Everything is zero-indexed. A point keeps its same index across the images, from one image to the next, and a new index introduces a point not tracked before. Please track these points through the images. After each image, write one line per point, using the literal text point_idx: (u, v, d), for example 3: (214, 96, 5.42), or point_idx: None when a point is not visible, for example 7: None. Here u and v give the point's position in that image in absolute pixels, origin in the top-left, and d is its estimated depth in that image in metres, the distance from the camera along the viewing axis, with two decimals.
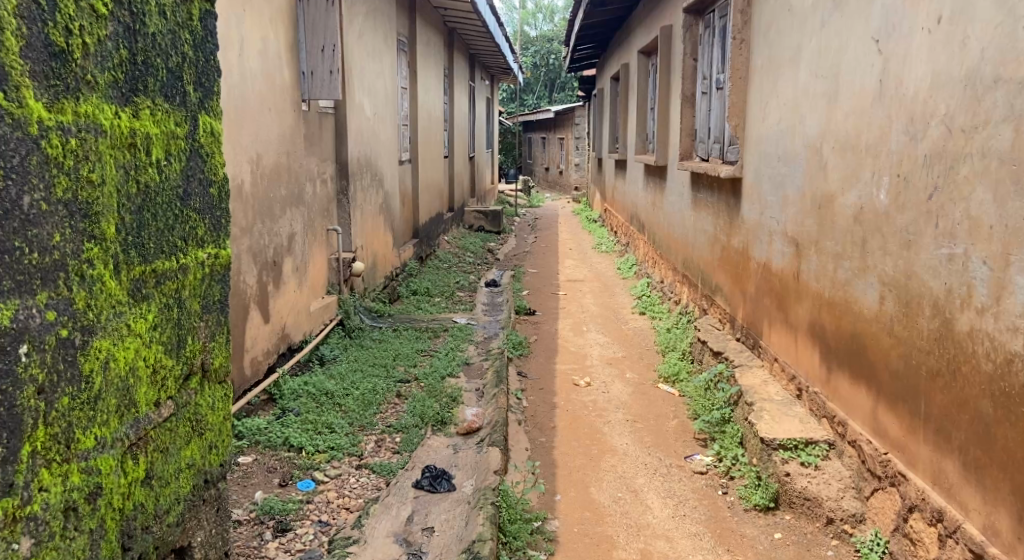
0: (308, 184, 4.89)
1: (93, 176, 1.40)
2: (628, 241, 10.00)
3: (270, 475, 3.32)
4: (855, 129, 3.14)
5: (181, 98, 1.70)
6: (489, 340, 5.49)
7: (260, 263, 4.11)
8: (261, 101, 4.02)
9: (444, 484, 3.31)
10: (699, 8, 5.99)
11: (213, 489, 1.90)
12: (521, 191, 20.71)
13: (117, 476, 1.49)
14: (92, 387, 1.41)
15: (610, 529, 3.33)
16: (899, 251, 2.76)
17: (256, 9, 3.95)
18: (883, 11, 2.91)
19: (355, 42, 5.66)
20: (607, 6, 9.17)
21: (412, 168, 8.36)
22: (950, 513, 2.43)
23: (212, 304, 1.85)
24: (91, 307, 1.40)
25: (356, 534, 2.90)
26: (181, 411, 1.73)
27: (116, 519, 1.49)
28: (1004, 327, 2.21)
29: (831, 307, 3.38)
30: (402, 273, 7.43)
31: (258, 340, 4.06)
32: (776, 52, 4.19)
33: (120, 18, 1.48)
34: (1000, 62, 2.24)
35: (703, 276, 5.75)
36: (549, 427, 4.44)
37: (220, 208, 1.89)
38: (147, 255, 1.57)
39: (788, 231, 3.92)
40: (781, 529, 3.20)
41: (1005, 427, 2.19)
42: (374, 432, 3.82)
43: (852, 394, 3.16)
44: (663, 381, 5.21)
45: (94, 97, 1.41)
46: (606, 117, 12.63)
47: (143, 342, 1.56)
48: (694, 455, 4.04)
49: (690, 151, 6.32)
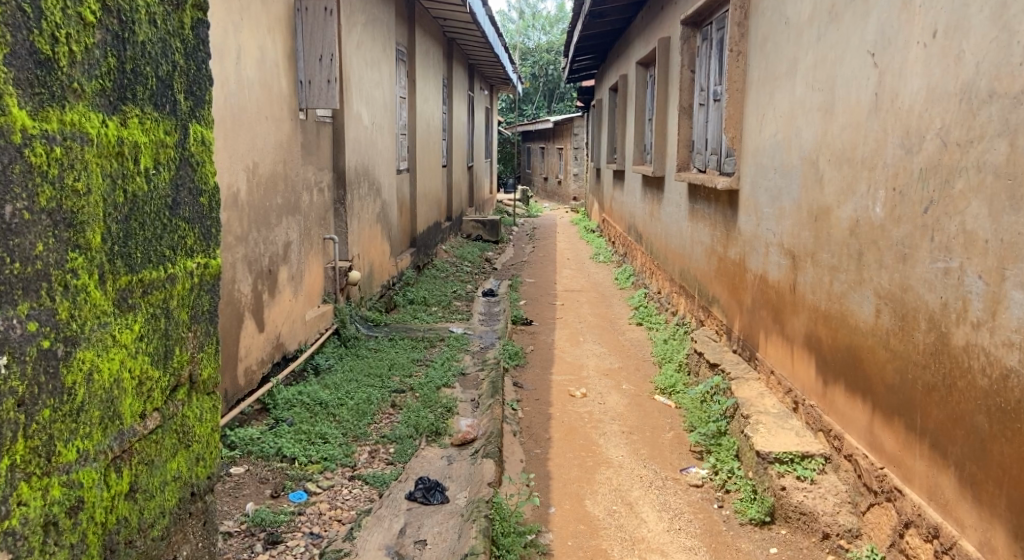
0: (305, 193, 4.88)
1: (78, 185, 1.39)
2: (626, 250, 10.00)
3: (262, 486, 3.29)
4: (851, 143, 3.13)
5: (171, 107, 1.68)
6: (485, 349, 5.49)
7: (255, 271, 4.09)
8: (257, 109, 4.00)
9: (437, 496, 3.28)
10: (697, 20, 6.00)
11: (200, 502, 1.88)
12: (519, 201, 20.74)
13: (101, 488, 1.47)
14: (75, 398, 1.39)
15: (604, 542, 3.31)
16: (895, 265, 2.76)
17: (254, 17, 3.95)
18: (878, 25, 2.92)
19: (353, 53, 5.66)
20: (607, 17, 9.16)
21: (411, 179, 8.40)
22: (946, 528, 2.41)
23: (201, 315, 1.83)
24: (75, 317, 1.39)
25: (347, 546, 2.85)
26: (167, 422, 1.71)
27: (98, 533, 1.47)
28: (999, 342, 2.20)
29: (826, 320, 3.37)
30: (400, 283, 7.43)
31: (252, 349, 4.04)
32: (772, 65, 4.19)
33: (109, 26, 1.47)
34: (995, 77, 2.24)
35: (700, 287, 5.74)
36: (544, 439, 4.43)
37: (211, 217, 1.87)
38: (134, 264, 1.55)
39: (784, 243, 3.92)
40: (777, 544, 3.17)
41: (1001, 444, 2.17)
42: (369, 442, 3.81)
43: (849, 407, 3.14)
44: (659, 393, 5.19)
45: (80, 106, 1.40)
46: (604, 127, 12.67)
47: (129, 352, 1.54)
48: (690, 468, 4.01)
49: (687, 162, 6.34)
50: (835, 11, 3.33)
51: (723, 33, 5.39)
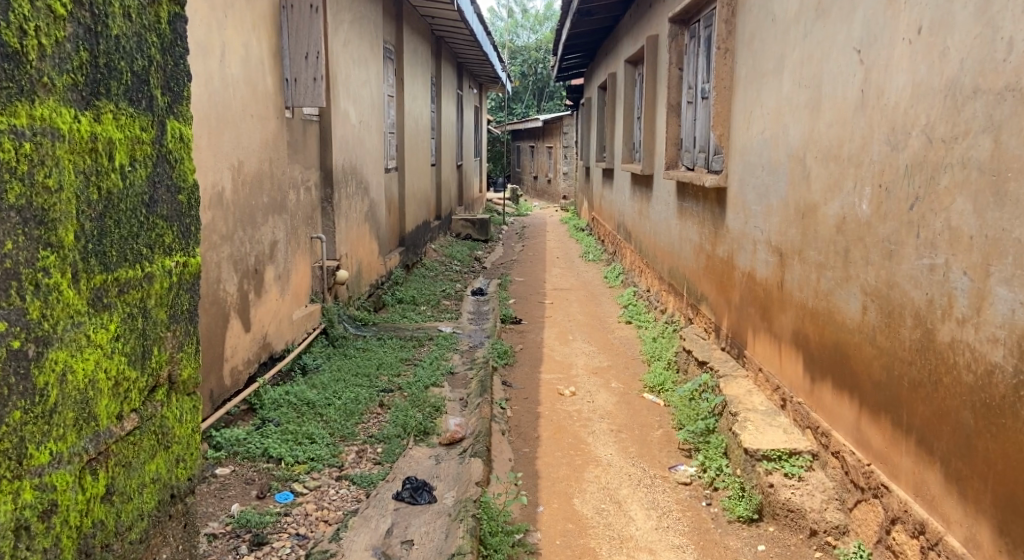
0: (291, 192, 4.85)
1: (49, 181, 1.36)
2: (615, 248, 9.98)
3: (247, 487, 3.26)
4: (838, 139, 3.13)
5: (147, 103, 1.66)
6: (474, 349, 5.47)
7: (241, 271, 4.06)
8: (243, 107, 3.97)
9: (424, 496, 3.26)
10: (685, 17, 6.00)
11: (180, 504, 1.85)
12: (509, 200, 20.70)
13: (75, 492, 1.44)
14: (47, 400, 1.36)
15: (592, 540, 3.30)
16: (881, 261, 2.75)
17: (239, 14, 3.91)
18: (864, 21, 2.91)
19: (341, 50, 5.62)
20: (595, 15, 9.14)
21: (399, 177, 8.36)
22: (932, 525, 2.41)
23: (180, 314, 1.80)
24: (47, 317, 1.36)
25: (333, 547, 2.83)
26: (146, 424, 1.68)
27: (73, 537, 1.44)
28: (985, 338, 2.19)
29: (814, 318, 3.37)
30: (388, 281, 7.40)
31: (238, 349, 4.01)
32: (759, 62, 4.19)
33: (81, 20, 1.44)
34: (979, 73, 2.23)
35: (689, 285, 5.73)
36: (532, 438, 4.41)
37: (190, 216, 1.84)
38: (109, 263, 1.52)
39: (772, 240, 3.92)
40: (765, 542, 3.16)
41: (986, 439, 2.17)
42: (356, 441, 3.79)
43: (836, 404, 3.14)
44: (648, 391, 5.17)
45: (51, 100, 1.37)
46: (594, 126, 12.64)
47: (105, 353, 1.51)
48: (678, 466, 4.00)
49: (675, 161, 6.34)
50: (822, 8, 3.32)
51: (711, 30, 5.39)
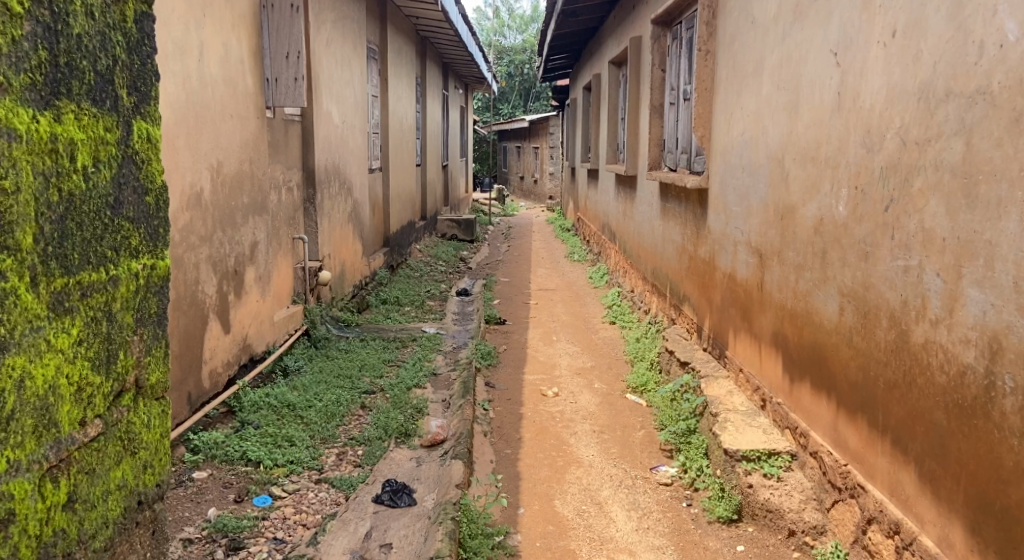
0: (272, 193, 4.81)
1: (6, 183, 1.34)
2: (600, 249, 9.98)
3: (225, 491, 3.23)
4: (816, 141, 3.13)
5: (112, 103, 1.63)
6: (457, 350, 5.45)
7: (220, 272, 4.02)
8: (221, 107, 3.93)
9: (404, 498, 3.24)
10: (668, 18, 6.00)
11: (148, 511, 1.82)
12: (495, 201, 20.68)
13: (34, 500, 1.41)
14: (5, 406, 1.34)
15: (573, 542, 3.29)
16: (858, 262, 2.76)
17: (217, 13, 3.87)
18: (841, 24, 2.92)
19: (322, 50, 5.59)
20: (579, 15, 9.13)
21: (383, 177, 8.32)
22: (906, 525, 2.42)
23: (147, 317, 1.78)
24: (4, 322, 1.33)
25: (310, 551, 2.80)
26: (110, 429, 1.65)
27: (32, 546, 1.41)
28: (957, 339, 2.20)
29: (793, 318, 3.37)
30: (372, 282, 7.36)
31: (217, 351, 3.97)
32: (740, 63, 4.20)
33: (40, 18, 1.41)
34: (952, 77, 2.24)
35: (672, 286, 5.74)
36: (515, 439, 4.40)
37: (158, 217, 1.81)
38: (70, 266, 1.49)
39: (752, 241, 3.92)
40: (744, 542, 3.17)
41: (959, 440, 2.18)
42: (336, 444, 3.76)
43: (814, 404, 3.15)
44: (631, 391, 5.18)
45: (7, 100, 1.34)
46: (579, 126, 12.64)
47: (66, 357, 1.49)
48: (660, 466, 4.01)
49: (659, 161, 6.35)
50: (800, 10, 3.33)
51: (693, 32, 5.39)
